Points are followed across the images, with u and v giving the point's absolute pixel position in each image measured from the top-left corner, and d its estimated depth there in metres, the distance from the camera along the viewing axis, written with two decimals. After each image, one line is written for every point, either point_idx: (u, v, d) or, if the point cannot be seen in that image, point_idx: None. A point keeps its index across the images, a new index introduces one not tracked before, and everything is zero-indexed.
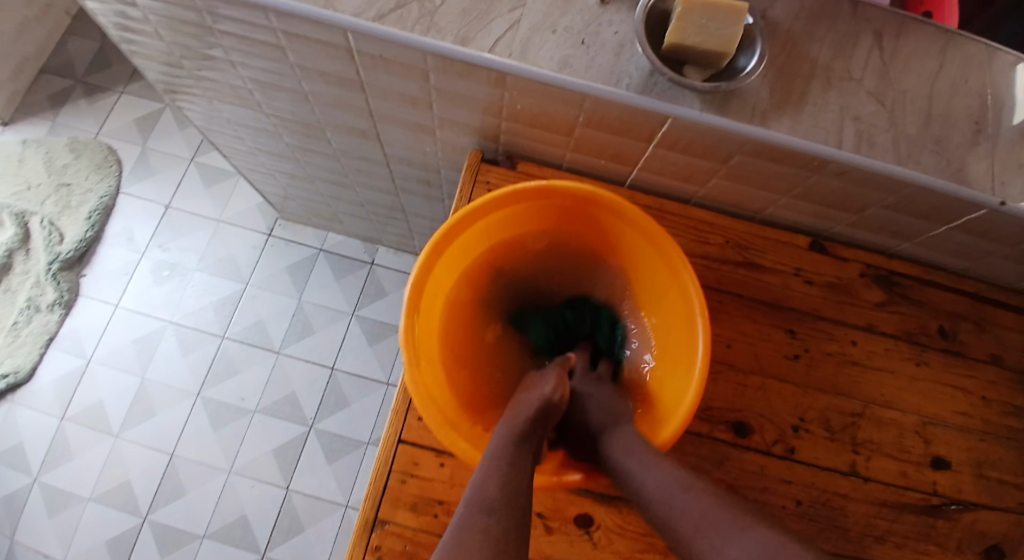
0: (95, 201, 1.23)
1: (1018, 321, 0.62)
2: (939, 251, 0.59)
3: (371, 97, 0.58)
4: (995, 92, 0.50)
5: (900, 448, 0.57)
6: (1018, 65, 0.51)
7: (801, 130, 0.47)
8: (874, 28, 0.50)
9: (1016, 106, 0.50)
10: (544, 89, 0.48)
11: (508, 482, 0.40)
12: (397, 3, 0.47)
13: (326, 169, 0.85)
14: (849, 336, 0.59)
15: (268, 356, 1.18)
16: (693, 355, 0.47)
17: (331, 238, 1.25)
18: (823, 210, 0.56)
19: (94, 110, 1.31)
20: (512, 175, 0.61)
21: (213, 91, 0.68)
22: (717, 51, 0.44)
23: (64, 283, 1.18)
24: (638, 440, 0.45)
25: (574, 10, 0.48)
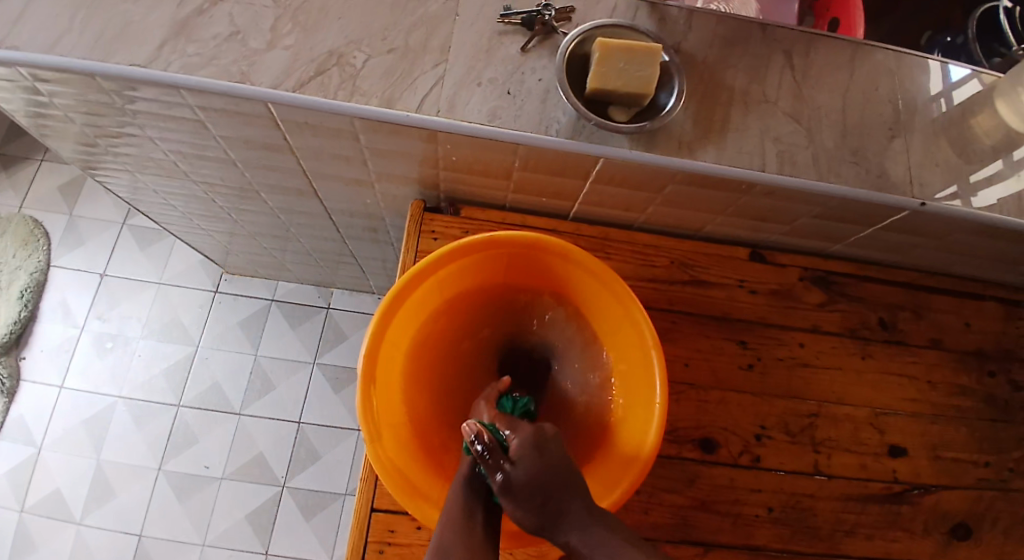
0: (25, 277, 1.16)
1: (949, 303, 0.66)
2: (870, 249, 0.62)
3: (304, 159, 0.57)
4: (901, 99, 0.53)
5: (858, 441, 0.60)
6: (918, 71, 0.54)
7: (726, 156, 0.49)
8: (783, 48, 0.52)
9: (920, 111, 0.53)
10: (476, 141, 0.48)
11: (463, 542, 0.40)
12: (318, 69, 0.47)
13: (268, 225, 0.82)
14: (798, 339, 0.61)
15: (229, 418, 1.13)
16: (651, 390, 0.48)
17: (282, 287, 1.22)
18: (759, 223, 0.59)
19: (13, 182, 1.24)
20: (456, 221, 0.61)
21: (135, 164, 0.66)
22: (638, 92, 0.45)
23: (4, 368, 1.11)
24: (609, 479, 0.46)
25: (496, 61, 0.48)
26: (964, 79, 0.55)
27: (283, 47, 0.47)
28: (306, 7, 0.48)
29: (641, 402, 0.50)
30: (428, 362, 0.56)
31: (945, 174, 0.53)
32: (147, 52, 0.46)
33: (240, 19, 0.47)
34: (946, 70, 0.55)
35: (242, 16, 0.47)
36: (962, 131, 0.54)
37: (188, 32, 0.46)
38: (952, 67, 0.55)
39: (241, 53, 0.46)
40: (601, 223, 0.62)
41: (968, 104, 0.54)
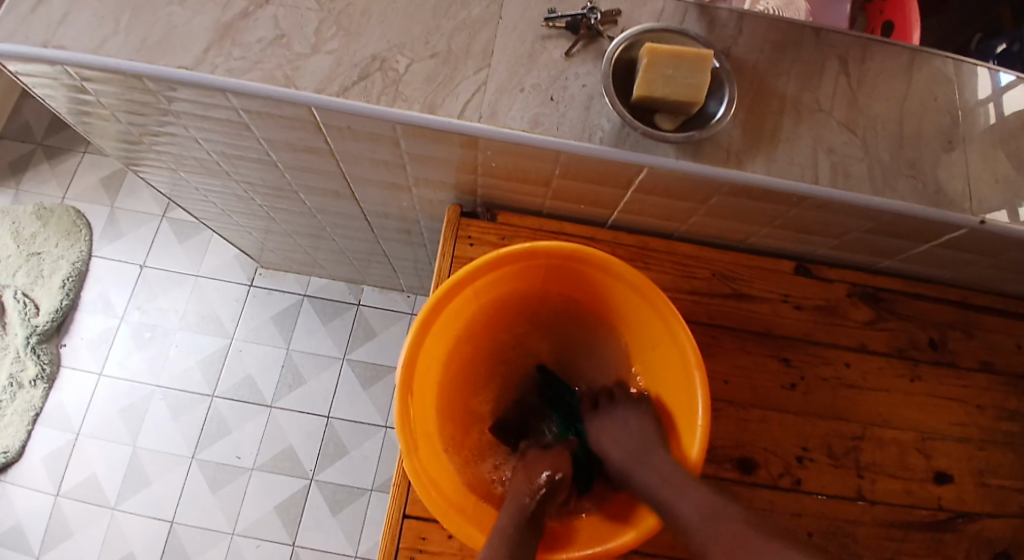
0: (68, 267, 1.20)
1: (1006, 324, 0.62)
2: (923, 265, 0.59)
3: (342, 162, 0.57)
4: (964, 109, 0.50)
5: (904, 467, 0.57)
6: (979, 79, 0.51)
7: (777, 168, 0.47)
8: (839, 54, 0.50)
9: (983, 123, 0.50)
10: (517, 148, 0.47)
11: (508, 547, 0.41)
12: (360, 74, 0.46)
13: (302, 223, 0.83)
14: (842, 358, 0.59)
15: (260, 411, 1.15)
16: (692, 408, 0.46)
17: (314, 283, 1.23)
18: (806, 236, 0.56)
19: (59, 175, 1.28)
20: (492, 226, 0.60)
21: (177, 162, 0.67)
22: (688, 100, 0.44)
23: (45, 355, 1.15)
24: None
25: (539, 66, 0.47)
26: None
27: (326, 50, 0.47)
28: (349, 10, 0.48)
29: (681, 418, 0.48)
30: (461, 376, 0.55)
31: (1005, 193, 0.50)
32: (194, 56, 0.46)
33: (284, 23, 0.47)
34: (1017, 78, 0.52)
35: (286, 19, 0.47)
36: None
37: (233, 36, 0.47)
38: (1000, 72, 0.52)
39: (284, 57, 0.46)
40: (639, 231, 0.61)
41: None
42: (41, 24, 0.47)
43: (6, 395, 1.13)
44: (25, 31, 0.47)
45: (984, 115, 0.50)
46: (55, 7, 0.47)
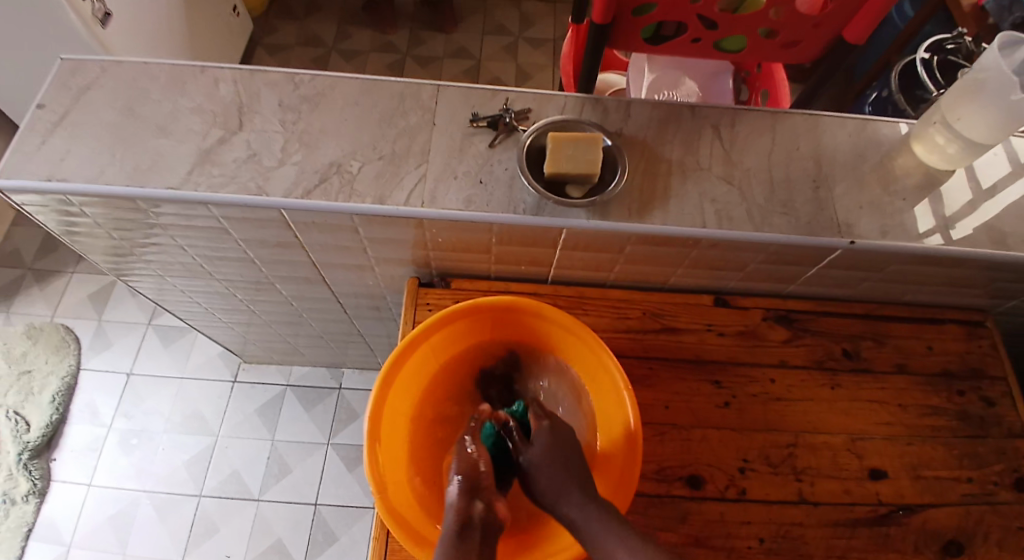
0: (57, 381, 1.24)
1: (911, 329, 0.71)
2: (822, 286, 0.68)
3: (312, 252, 0.66)
4: (825, 153, 0.60)
5: (838, 467, 0.63)
6: (836, 125, 0.62)
7: (671, 218, 0.56)
8: (712, 123, 0.61)
9: (843, 159, 0.60)
10: (455, 224, 0.57)
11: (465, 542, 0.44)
12: (320, 179, 0.56)
13: (281, 312, 0.90)
14: (768, 375, 0.67)
15: (248, 505, 1.16)
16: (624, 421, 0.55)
17: (296, 371, 1.28)
18: (717, 272, 0.65)
19: (47, 294, 1.34)
20: (447, 293, 0.68)
21: (162, 266, 0.75)
22: (586, 172, 0.54)
23: (37, 470, 1.16)
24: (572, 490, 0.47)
25: (468, 157, 0.58)
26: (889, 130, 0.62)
27: (291, 162, 0.57)
28: (308, 129, 0.58)
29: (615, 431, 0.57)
30: (429, 431, 0.60)
31: (874, 216, 0.58)
32: (179, 177, 0.56)
33: (256, 144, 0.57)
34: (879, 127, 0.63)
35: (256, 141, 0.57)
36: (886, 174, 0.60)
37: (212, 158, 0.57)
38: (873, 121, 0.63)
39: (257, 170, 0.56)
40: (577, 284, 0.70)
41: (890, 149, 0.61)
42: (46, 162, 0.56)
43: None
44: (28, 168, 0.56)
45: (848, 153, 0.61)
46: (54, 147, 0.57)
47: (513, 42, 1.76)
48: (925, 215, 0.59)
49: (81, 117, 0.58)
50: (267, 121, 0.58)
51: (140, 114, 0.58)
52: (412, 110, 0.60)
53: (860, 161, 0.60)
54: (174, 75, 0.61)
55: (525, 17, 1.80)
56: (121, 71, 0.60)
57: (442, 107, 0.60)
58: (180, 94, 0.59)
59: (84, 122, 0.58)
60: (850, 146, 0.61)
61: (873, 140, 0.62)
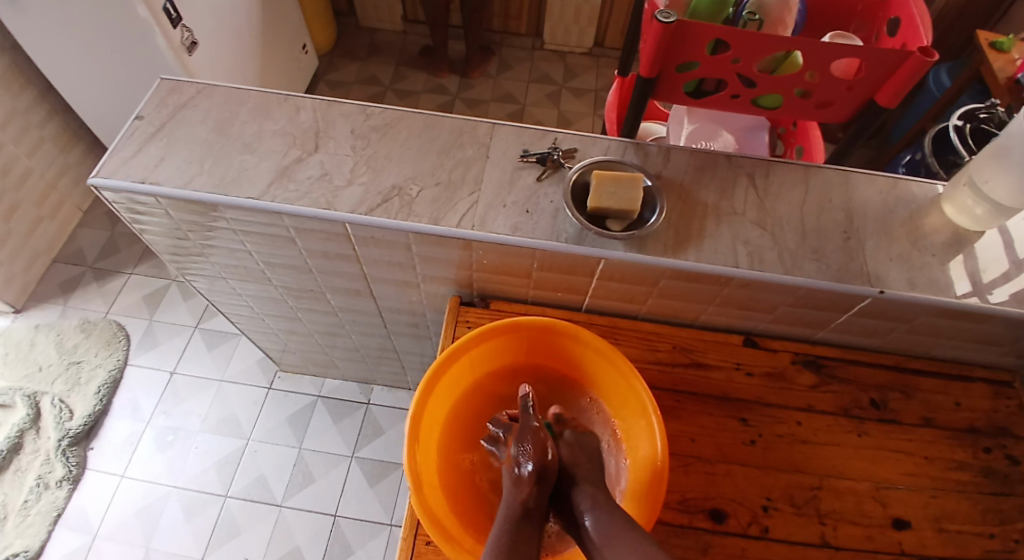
0: (103, 375, 1.31)
1: (939, 384, 0.71)
2: (851, 334, 0.70)
3: (366, 266, 0.71)
4: (855, 205, 0.63)
5: (861, 513, 0.64)
6: (866, 180, 0.65)
7: (704, 256, 0.60)
8: (747, 172, 0.65)
9: (873, 212, 0.63)
10: (501, 247, 0.61)
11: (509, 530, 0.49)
12: (383, 199, 0.62)
13: (324, 323, 0.96)
14: (793, 417, 0.68)
15: (271, 511, 1.19)
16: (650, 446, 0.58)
17: (327, 384, 1.33)
18: (747, 312, 0.68)
19: (104, 292, 1.43)
20: (486, 312, 0.73)
21: (225, 269, 0.82)
22: (627, 209, 0.59)
23: (74, 457, 1.22)
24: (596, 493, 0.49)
25: (517, 188, 0.63)
26: (922, 191, 0.65)
27: (359, 183, 0.63)
28: (376, 155, 0.64)
29: (641, 456, 0.60)
30: (456, 433, 0.65)
31: (902, 269, 0.61)
32: (259, 189, 0.62)
33: (329, 165, 0.64)
34: (910, 187, 0.65)
35: (329, 162, 0.64)
36: (916, 231, 0.62)
37: (290, 175, 0.63)
38: (904, 180, 0.66)
39: (328, 188, 0.62)
40: (608, 313, 0.73)
41: (920, 207, 0.64)
42: (142, 168, 0.63)
43: (32, 496, 1.18)
44: (127, 172, 0.63)
45: (879, 209, 0.63)
46: (151, 154, 0.64)
47: (556, 89, 1.85)
48: (961, 278, 0.60)
49: (175, 130, 0.65)
50: (340, 145, 0.65)
51: (228, 132, 0.65)
52: (468, 144, 0.66)
53: (890, 217, 0.63)
54: (261, 101, 0.68)
55: (569, 68, 1.90)
56: (215, 95, 0.68)
57: (497, 142, 0.66)
58: (265, 118, 0.67)
59: (177, 135, 0.65)
60: (881, 202, 0.64)
61: (904, 197, 0.64)
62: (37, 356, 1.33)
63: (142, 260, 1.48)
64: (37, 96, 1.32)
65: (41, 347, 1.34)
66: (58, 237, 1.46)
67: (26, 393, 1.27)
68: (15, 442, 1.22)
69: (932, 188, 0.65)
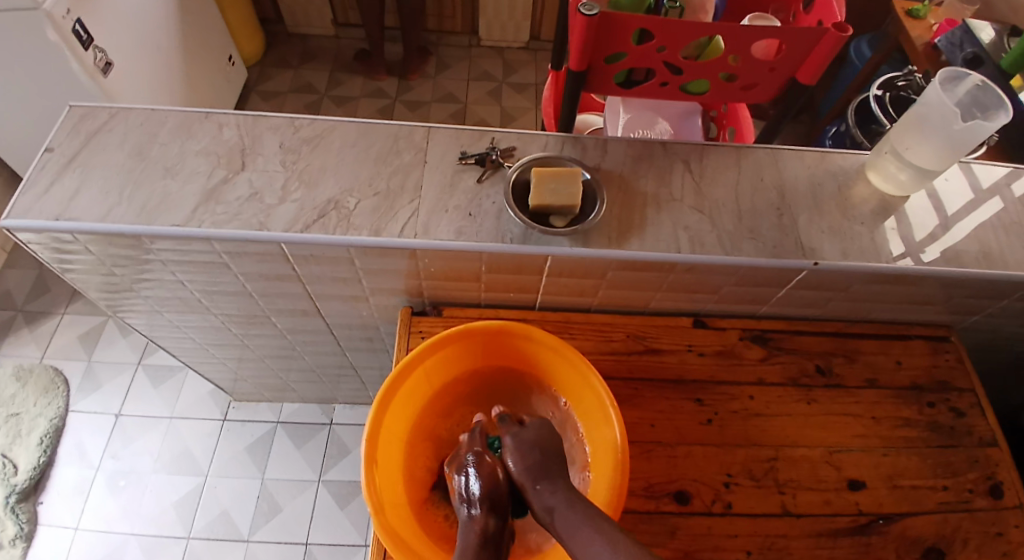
0: (45, 423, 1.23)
1: (879, 346, 0.75)
2: (794, 307, 0.72)
3: (308, 284, 0.69)
4: (786, 182, 0.65)
5: (818, 479, 0.66)
6: (795, 158, 0.67)
7: (647, 244, 0.60)
8: (682, 158, 0.66)
9: (803, 188, 0.65)
10: (445, 253, 0.60)
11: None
12: (318, 214, 0.59)
13: (274, 346, 0.92)
14: (747, 392, 0.70)
15: (237, 546, 1.14)
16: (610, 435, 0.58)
17: (287, 408, 1.29)
18: (695, 295, 0.69)
19: (36, 336, 1.34)
20: (439, 320, 0.72)
21: (159, 301, 0.77)
22: (569, 204, 0.58)
23: (24, 514, 1.14)
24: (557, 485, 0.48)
25: (458, 192, 0.62)
26: (849, 163, 0.68)
27: (291, 200, 0.60)
28: (308, 169, 0.62)
29: (603, 446, 0.60)
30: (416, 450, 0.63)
31: (835, 241, 0.63)
32: (184, 214, 0.59)
33: (257, 183, 0.61)
34: (837, 160, 0.68)
35: (258, 180, 0.61)
36: (846, 202, 0.65)
37: (217, 197, 0.60)
38: (832, 155, 0.68)
39: (259, 208, 0.59)
40: (562, 309, 0.73)
41: (846, 180, 0.66)
42: (52, 202, 0.59)
43: None
44: (35, 208, 0.58)
45: (808, 184, 0.66)
46: (62, 187, 0.60)
47: (497, 86, 1.84)
48: (897, 242, 0.63)
49: (89, 158, 0.61)
50: (269, 161, 0.62)
51: (146, 156, 0.62)
52: (404, 150, 0.64)
53: (820, 191, 0.65)
54: (181, 120, 0.64)
55: (508, 65, 1.90)
56: (129, 117, 0.64)
57: (433, 146, 0.64)
58: (187, 137, 0.63)
59: (92, 163, 0.61)
60: (810, 176, 0.66)
61: (832, 171, 0.67)
62: None
63: (75, 298, 1.39)
64: None
65: None
66: None
67: None
68: None
69: (858, 159, 0.68)
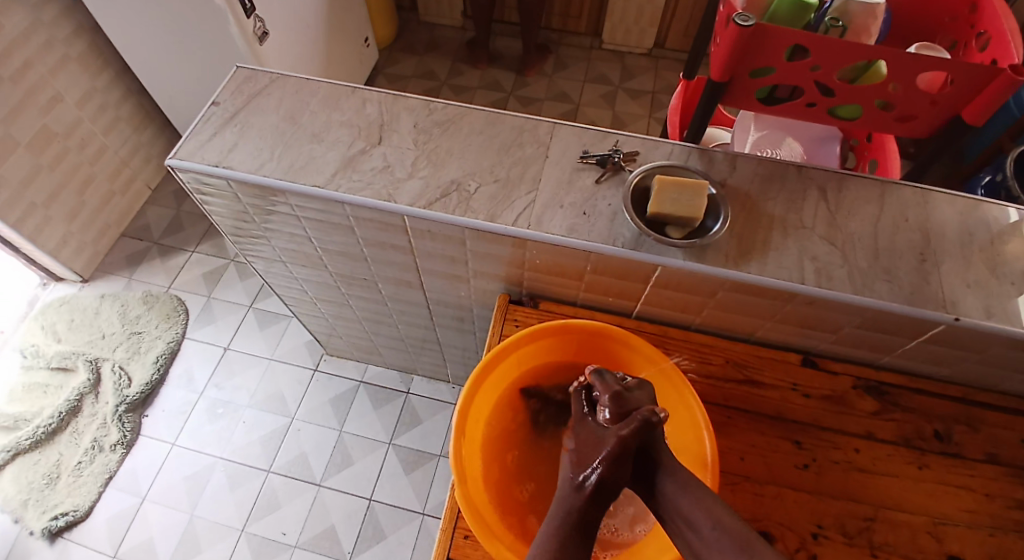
0: (162, 346, 1.38)
1: (1008, 419, 0.67)
2: (917, 361, 0.66)
3: (419, 258, 0.72)
4: (935, 226, 0.60)
5: (917, 548, 0.60)
6: (948, 200, 0.61)
7: (768, 270, 0.57)
8: (817, 185, 0.62)
9: (953, 233, 0.59)
10: (556, 248, 0.61)
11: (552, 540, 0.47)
12: (441, 194, 0.62)
13: (372, 310, 0.98)
14: (851, 443, 0.65)
15: (309, 489, 1.23)
16: (699, 460, 0.57)
17: (370, 370, 1.36)
18: (807, 330, 0.66)
19: (167, 268, 1.50)
20: (534, 312, 0.73)
21: (287, 255, 0.85)
22: (689, 216, 0.57)
23: (129, 422, 1.29)
24: (674, 486, 0.48)
25: (576, 189, 0.62)
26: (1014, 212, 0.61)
27: (419, 177, 0.63)
28: (436, 150, 0.65)
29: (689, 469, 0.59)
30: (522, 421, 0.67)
31: (979, 297, 0.57)
32: (324, 177, 0.64)
33: (391, 158, 0.65)
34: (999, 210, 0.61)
35: (391, 155, 0.65)
36: (1000, 256, 0.58)
37: (354, 165, 0.64)
38: (992, 203, 0.61)
39: (389, 180, 0.63)
40: (660, 322, 0.72)
41: (1000, 232, 0.59)
42: (213, 150, 0.66)
43: (86, 457, 1.25)
44: (199, 155, 0.66)
45: (958, 230, 0.59)
46: (224, 139, 0.67)
47: (612, 90, 1.83)
48: None
49: (248, 117, 0.68)
50: (403, 138, 0.66)
51: (298, 121, 0.67)
52: (529, 142, 0.65)
53: (971, 240, 0.59)
54: (330, 92, 0.70)
55: (626, 69, 1.87)
56: (286, 84, 0.70)
57: (558, 142, 0.65)
58: (333, 109, 0.68)
59: (250, 122, 0.68)
60: (966, 222, 0.60)
61: (990, 221, 0.60)
62: (101, 324, 1.41)
63: (203, 240, 1.54)
64: (114, 77, 1.41)
65: (105, 316, 1.42)
66: (126, 213, 1.54)
67: (88, 357, 1.35)
68: (75, 403, 1.29)
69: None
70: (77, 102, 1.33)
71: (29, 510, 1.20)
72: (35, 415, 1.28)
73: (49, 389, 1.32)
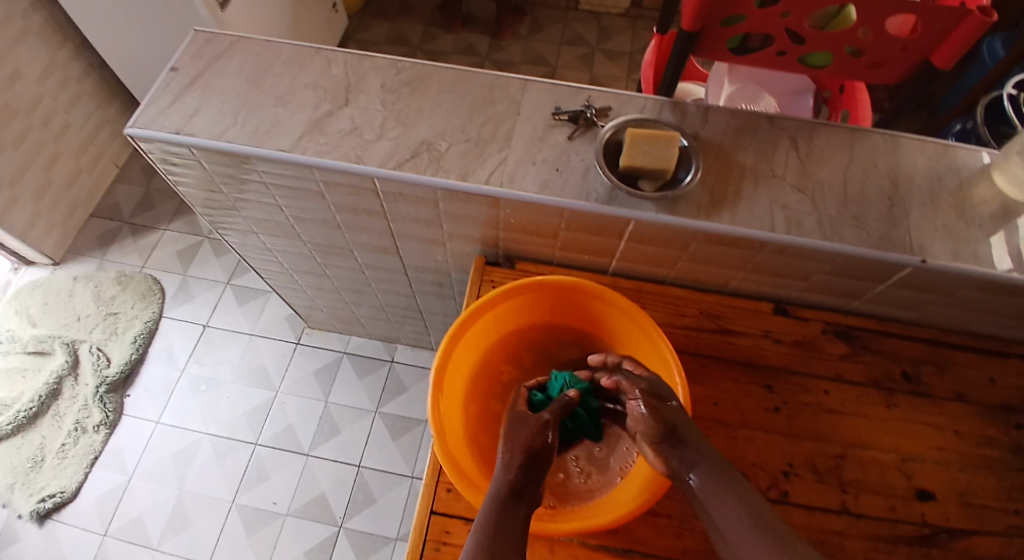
0: (140, 325, 1.36)
1: (974, 359, 0.69)
2: (886, 305, 0.68)
3: (393, 222, 0.71)
4: (903, 171, 0.60)
5: (885, 483, 0.63)
6: (915, 145, 0.62)
7: (740, 220, 0.58)
8: (789, 134, 0.62)
9: (921, 178, 0.60)
10: (529, 205, 0.61)
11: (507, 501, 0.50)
12: (411, 154, 0.61)
13: (351, 280, 0.97)
14: (821, 386, 0.67)
15: (298, 459, 1.24)
16: None
17: (353, 341, 1.36)
18: (779, 279, 0.67)
19: (139, 247, 1.47)
20: (511, 273, 0.73)
21: (259, 226, 0.84)
22: (661, 168, 0.57)
23: (111, 403, 1.28)
24: None
25: (548, 146, 0.61)
26: (982, 156, 0.61)
27: (388, 137, 0.62)
28: (406, 109, 0.64)
29: None
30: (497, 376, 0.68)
31: (946, 241, 0.58)
32: (291, 140, 0.62)
33: (358, 120, 0.63)
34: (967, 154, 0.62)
35: (359, 117, 0.63)
36: (967, 200, 0.59)
37: (321, 128, 0.63)
38: (959, 147, 0.62)
39: (358, 142, 0.62)
40: (636, 277, 0.73)
41: (969, 176, 0.60)
42: (174, 115, 0.64)
43: (70, 439, 1.24)
44: (158, 121, 0.63)
45: (926, 176, 0.60)
46: (186, 104, 0.64)
47: (589, 51, 1.79)
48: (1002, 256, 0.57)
49: (210, 81, 0.65)
50: (371, 99, 0.64)
51: (261, 84, 0.65)
52: (500, 99, 0.64)
53: (939, 186, 0.60)
54: (295, 53, 0.67)
55: (603, 30, 1.84)
56: (248, 45, 0.68)
57: (528, 97, 0.64)
58: (298, 70, 0.66)
59: (211, 85, 0.65)
60: (934, 167, 0.61)
61: (957, 166, 0.61)
62: (75, 305, 1.38)
63: (176, 217, 1.51)
64: (74, 52, 1.34)
65: (78, 297, 1.39)
66: (93, 191, 1.49)
67: (64, 339, 1.33)
68: (54, 386, 1.27)
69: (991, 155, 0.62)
70: (38, 77, 1.27)
71: (13, 494, 1.20)
72: (14, 400, 1.26)
73: (26, 373, 1.30)
